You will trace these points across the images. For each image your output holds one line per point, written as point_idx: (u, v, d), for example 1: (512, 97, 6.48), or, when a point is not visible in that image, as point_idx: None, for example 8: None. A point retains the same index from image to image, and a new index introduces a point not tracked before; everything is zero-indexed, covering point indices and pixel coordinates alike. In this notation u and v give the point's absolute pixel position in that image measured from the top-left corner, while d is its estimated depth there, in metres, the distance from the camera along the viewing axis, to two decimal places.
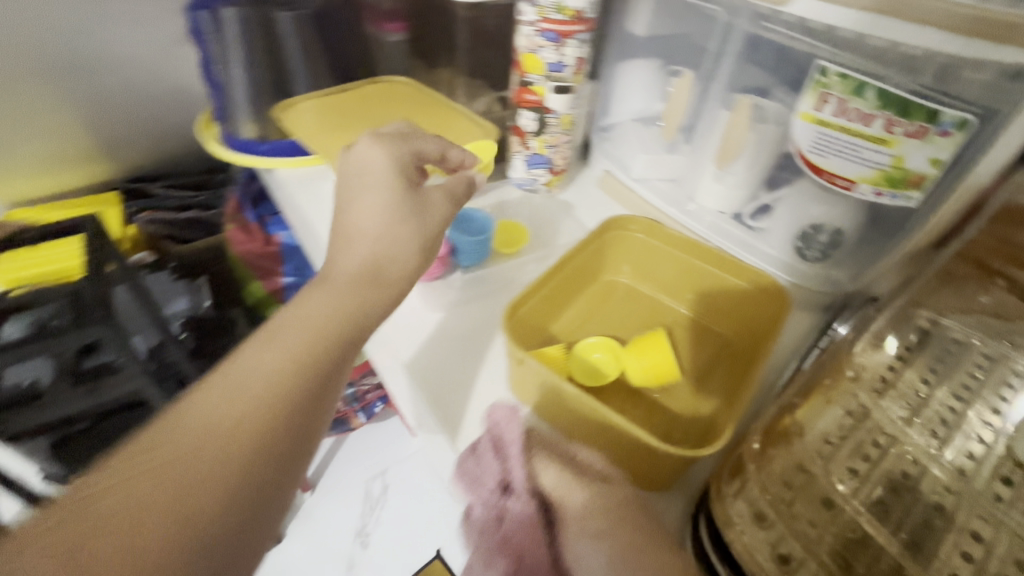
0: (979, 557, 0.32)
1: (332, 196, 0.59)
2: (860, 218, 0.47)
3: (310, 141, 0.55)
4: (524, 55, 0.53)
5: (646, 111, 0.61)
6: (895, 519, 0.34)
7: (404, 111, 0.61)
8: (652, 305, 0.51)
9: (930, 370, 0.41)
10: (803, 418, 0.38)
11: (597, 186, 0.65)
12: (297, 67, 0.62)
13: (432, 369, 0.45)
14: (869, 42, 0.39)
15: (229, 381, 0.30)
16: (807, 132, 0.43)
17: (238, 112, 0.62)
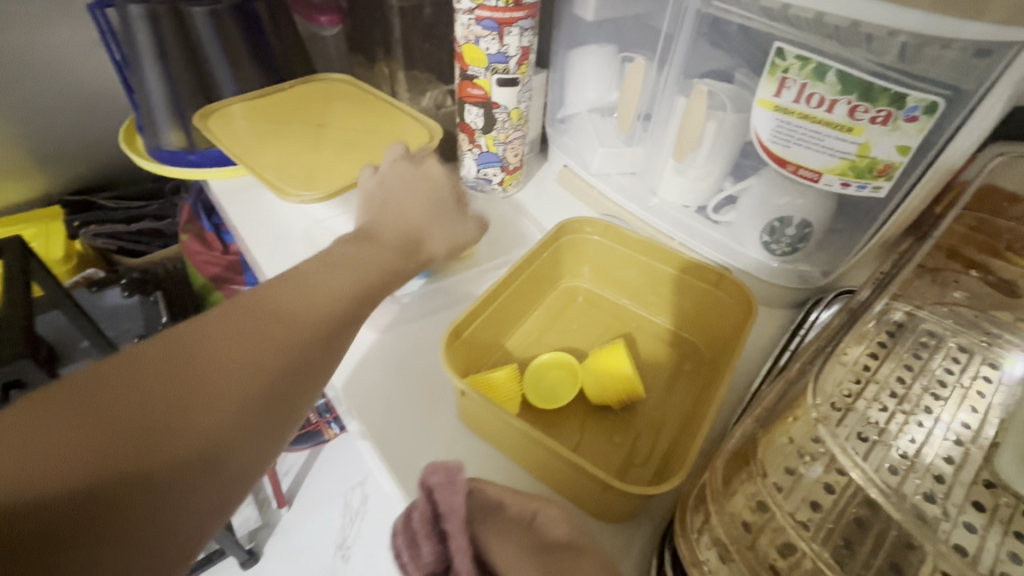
0: None
1: (269, 207, 0.55)
2: (829, 209, 0.44)
3: (235, 150, 0.50)
4: (463, 46, 0.48)
5: (602, 100, 0.57)
6: (869, 541, 0.31)
7: (342, 111, 0.56)
8: (615, 311, 0.47)
9: (905, 366, 0.40)
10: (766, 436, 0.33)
11: (557, 183, 0.62)
12: (220, 68, 0.56)
13: (377, 396, 0.41)
14: (829, 20, 0.35)
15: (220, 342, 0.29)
16: (767, 121, 0.39)
17: (160, 120, 0.57)
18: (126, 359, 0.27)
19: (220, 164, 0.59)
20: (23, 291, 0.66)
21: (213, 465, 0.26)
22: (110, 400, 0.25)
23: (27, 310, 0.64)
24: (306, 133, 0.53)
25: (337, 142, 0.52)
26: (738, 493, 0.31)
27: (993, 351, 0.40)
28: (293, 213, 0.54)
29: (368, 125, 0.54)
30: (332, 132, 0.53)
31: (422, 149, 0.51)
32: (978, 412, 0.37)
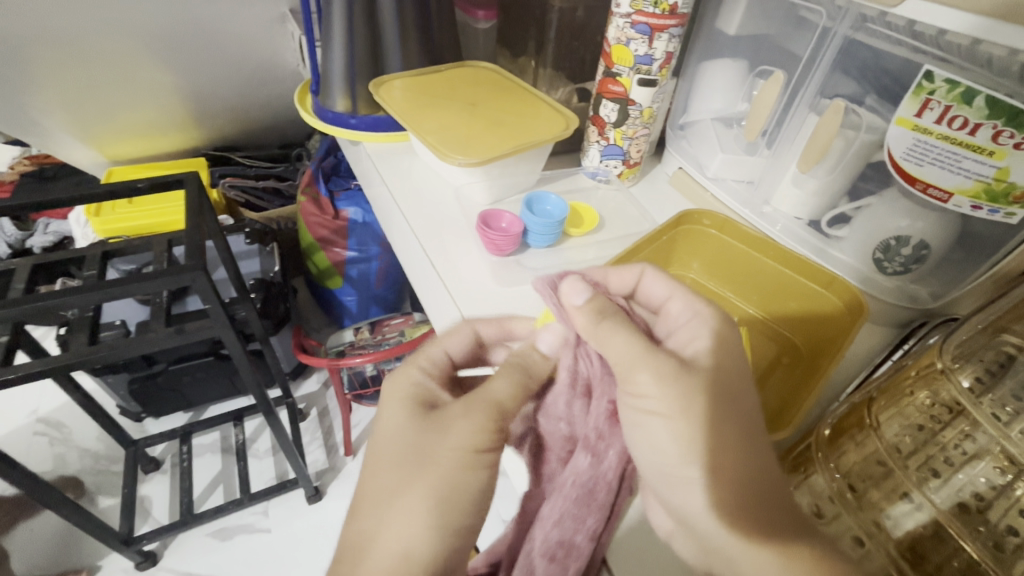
0: None
1: (413, 171, 0.63)
2: (951, 234, 0.44)
3: (402, 116, 0.58)
4: (613, 46, 0.54)
5: (727, 111, 0.60)
6: (977, 526, 0.33)
7: (488, 96, 0.63)
8: (719, 301, 0.51)
9: (1013, 398, 0.36)
10: (881, 418, 0.38)
11: (669, 184, 0.66)
12: (393, 45, 0.65)
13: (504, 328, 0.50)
14: (984, 49, 0.37)
15: (443, 444, 0.34)
16: (903, 139, 0.42)
17: (333, 86, 0.67)
18: (432, 447, 0.34)
19: (373, 130, 0.67)
20: (197, 216, 0.79)
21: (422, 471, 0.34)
22: (401, 535, 0.32)
23: (198, 232, 0.76)
24: (459, 110, 0.60)
25: (486, 120, 0.59)
26: (848, 467, 0.38)
27: None
28: (435, 179, 0.61)
29: (512, 109, 0.61)
30: (481, 111, 0.60)
31: (561, 134, 0.57)
32: None
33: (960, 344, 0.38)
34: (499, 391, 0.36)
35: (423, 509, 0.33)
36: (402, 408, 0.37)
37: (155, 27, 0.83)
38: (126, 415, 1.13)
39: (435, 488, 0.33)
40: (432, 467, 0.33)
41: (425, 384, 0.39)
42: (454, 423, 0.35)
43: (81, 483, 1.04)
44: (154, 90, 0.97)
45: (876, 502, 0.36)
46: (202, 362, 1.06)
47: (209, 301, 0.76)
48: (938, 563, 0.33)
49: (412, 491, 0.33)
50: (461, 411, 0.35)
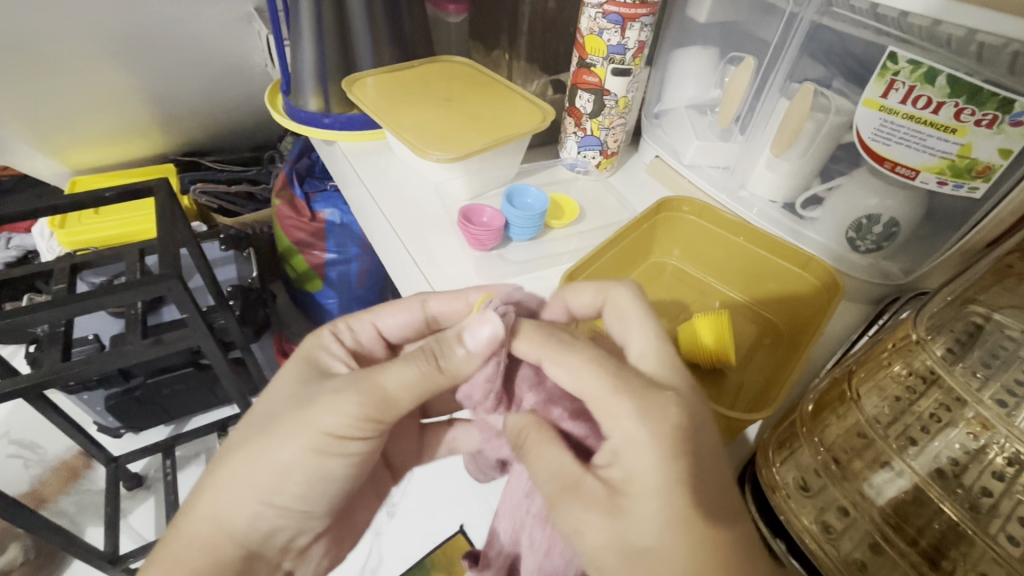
0: None
1: (391, 169, 0.62)
2: (919, 209, 0.46)
3: (377, 113, 0.57)
4: (586, 37, 0.54)
5: (702, 98, 0.61)
6: (955, 488, 0.35)
7: (463, 89, 0.63)
8: (701, 286, 0.52)
9: (981, 364, 0.38)
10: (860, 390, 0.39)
11: (646, 172, 0.67)
12: (364, 42, 0.64)
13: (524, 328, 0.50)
14: (944, 29, 0.38)
15: (293, 419, 0.36)
16: (870, 119, 0.43)
17: (305, 85, 0.65)
18: (281, 417, 0.37)
19: (348, 128, 0.66)
20: (169, 223, 0.77)
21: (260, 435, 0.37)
22: (231, 487, 0.37)
23: (171, 240, 0.74)
24: (434, 105, 0.60)
25: (463, 115, 0.59)
26: (831, 437, 0.39)
27: None
28: (414, 176, 0.61)
29: (487, 103, 0.61)
30: (457, 106, 0.60)
31: (538, 127, 0.57)
32: None
33: (936, 317, 0.40)
34: (395, 382, 0.36)
35: (257, 475, 0.37)
36: (296, 365, 0.40)
37: (114, 29, 0.82)
38: (104, 431, 1.10)
39: (269, 459, 0.36)
40: (278, 436, 0.36)
41: (332, 352, 0.41)
42: (326, 403, 0.36)
43: (60, 504, 1.01)
44: (117, 98, 0.94)
45: (859, 471, 0.37)
46: (182, 373, 1.04)
47: (186, 310, 0.74)
48: (919, 525, 0.34)
49: (252, 456, 0.37)
50: (334, 391, 0.36)
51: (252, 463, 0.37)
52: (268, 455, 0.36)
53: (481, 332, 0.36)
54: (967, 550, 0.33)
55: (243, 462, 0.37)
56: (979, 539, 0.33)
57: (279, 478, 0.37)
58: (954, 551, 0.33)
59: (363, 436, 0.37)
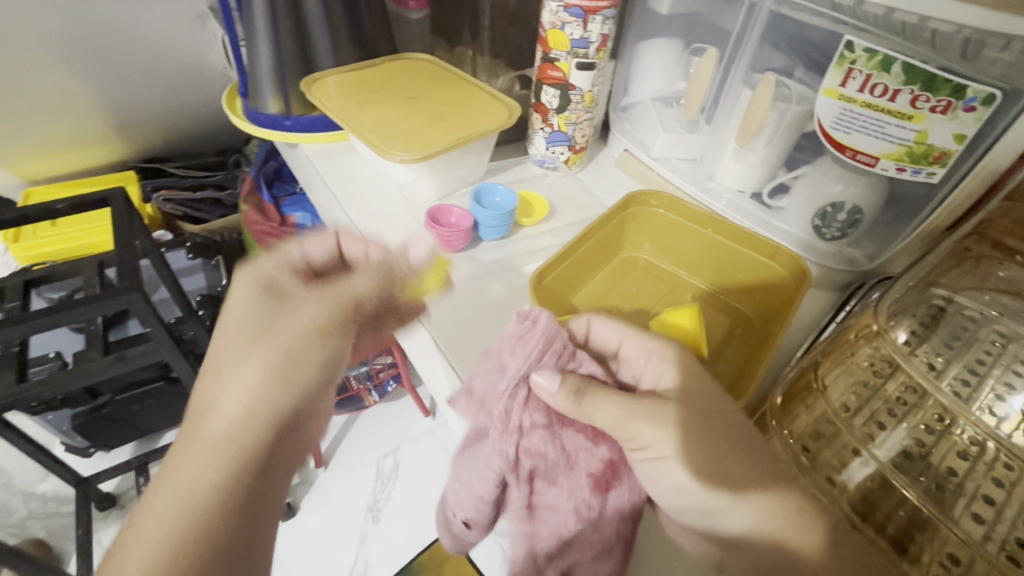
0: (988, 519, 0.33)
1: (356, 171, 0.61)
2: (880, 196, 0.47)
3: (338, 115, 0.56)
4: (549, 31, 0.53)
5: (666, 90, 0.61)
6: (922, 471, 0.35)
7: (426, 87, 0.62)
8: (672, 280, 0.52)
9: (944, 347, 0.42)
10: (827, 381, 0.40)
11: (615, 166, 0.67)
12: (322, 42, 0.62)
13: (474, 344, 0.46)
14: (898, 17, 0.38)
15: (283, 313, 0.38)
16: (831, 108, 0.43)
17: (263, 88, 0.63)
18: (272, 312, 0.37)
19: (310, 130, 0.65)
20: (127, 235, 0.74)
21: (259, 335, 0.36)
22: (225, 409, 0.34)
23: (131, 252, 0.71)
24: (397, 104, 0.58)
25: (426, 113, 0.57)
26: (798, 424, 0.39)
27: None
28: (379, 177, 0.59)
29: (452, 100, 0.60)
30: (420, 104, 0.59)
31: (504, 123, 0.56)
32: (1015, 388, 0.39)
33: (903, 300, 0.45)
34: (360, 285, 0.42)
35: (256, 375, 0.35)
36: (247, 289, 0.39)
37: (64, 24, 0.80)
38: (73, 452, 1.06)
39: (274, 352, 0.36)
40: (277, 330, 0.37)
41: (280, 275, 0.41)
42: (297, 301, 0.39)
43: (29, 531, 0.97)
44: (72, 106, 0.90)
45: (827, 459, 0.37)
46: (152, 388, 1.00)
47: (150, 323, 0.71)
48: (886, 511, 0.35)
49: (255, 350, 0.35)
50: (303, 301, 0.39)
51: (251, 354, 0.35)
52: (272, 345, 0.36)
53: (422, 251, 0.48)
54: (933, 535, 0.33)
55: (252, 363, 0.35)
56: (944, 523, 0.33)
57: (280, 367, 0.36)
58: (921, 536, 0.33)
59: (342, 334, 0.39)
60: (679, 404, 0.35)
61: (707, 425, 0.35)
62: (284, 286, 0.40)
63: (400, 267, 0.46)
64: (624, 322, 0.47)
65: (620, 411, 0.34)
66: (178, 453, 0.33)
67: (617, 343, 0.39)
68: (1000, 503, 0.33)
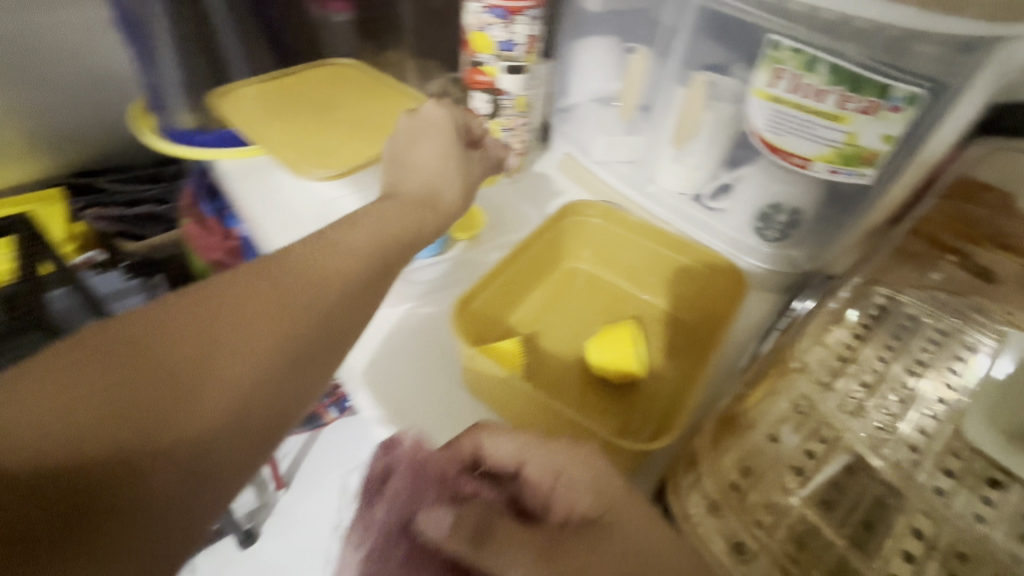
0: (917, 556, 0.33)
1: (278, 187, 0.56)
2: (817, 196, 0.46)
3: (252, 131, 0.52)
4: (472, 33, 0.50)
5: (602, 91, 0.58)
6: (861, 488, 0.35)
7: (352, 94, 0.58)
8: (613, 292, 0.50)
9: (886, 348, 0.43)
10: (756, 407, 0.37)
11: (557, 170, 0.63)
12: (232, 50, 0.57)
13: (403, 385, 0.43)
14: (822, 15, 0.38)
15: (373, 220, 0.39)
16: (762, 110, 0.42)
17: (172, 102, 0.58)
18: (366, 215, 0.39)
19: (227, 144, 0.59)
20: None
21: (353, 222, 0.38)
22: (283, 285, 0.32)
23: None
24: (318, 116, 0.55)
25: (348, 124, 0.54)
26: (746, 432, 0.36)
27: (970, 328, 0.43)
28: (302, 194, 0.55)
29: (378, 109, 0.56)
30: (343, 114, 0.55)
31: None
32: (951, 389, 0.41)
33: (852, 301, 0.44)
34: (443, 176, 0.43)
35: (344, 249, 0.35)
36: (424, 131, 0.45)
37: None
38: None
39: (360, 243, 0.36)
40: (391, 216, 0.39)
41: (457, 133, 0.46)
42: (430, 171, 0.43)
43: None
44: None
45: (756, 498, 0.34)
46: None
47: None
48: (818, 553, 0.32)
49: (346, 232, 0.36)
50: (435, 164, 0.44)
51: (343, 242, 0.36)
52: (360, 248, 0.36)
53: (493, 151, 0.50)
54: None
55: (352, 236, 0.36)
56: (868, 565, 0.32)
57: (366, 259, 0.35)
58: None
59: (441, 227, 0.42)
60: (600, 535, 0.26)
61: (621, 561, 0.26)
62: (446, 127, 0.46)
63: (475, 155, 0.48)
64: (564, 339, 0.46)
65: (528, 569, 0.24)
66: (234, 291, 0.31)
67: (517, 465, 0.30)
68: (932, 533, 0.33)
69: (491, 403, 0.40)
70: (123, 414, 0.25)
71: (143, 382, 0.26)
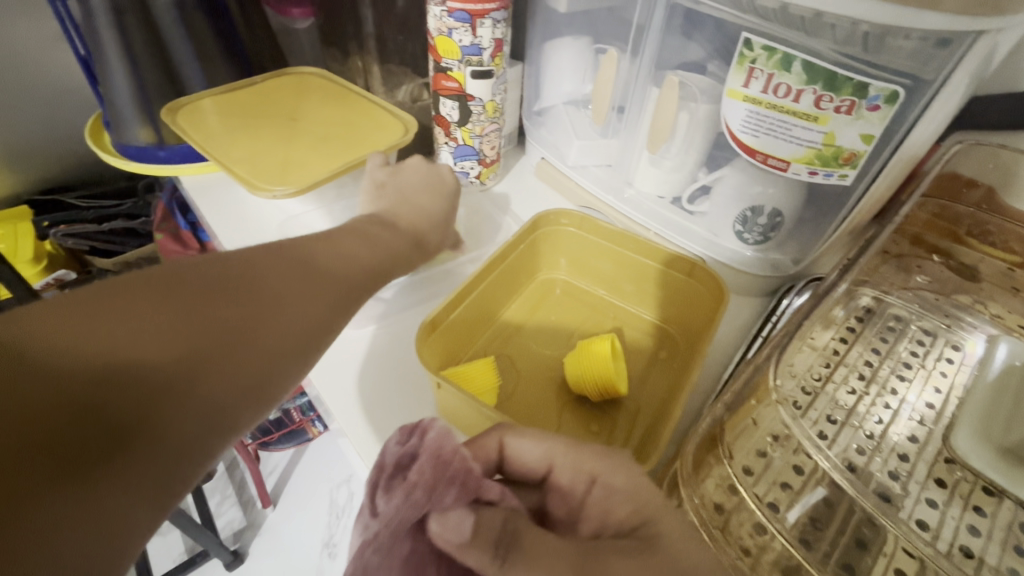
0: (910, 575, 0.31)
1: (242, 203, 0.54)
2: (797, 198, 0.44)
3: (208, 147, 0.50)
4: (436, 38, 0.48)
5: (578, 92, 0.57)
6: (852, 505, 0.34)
7: (316, 104, 0.56)
8: (593, 302, 0.48)
9: (872, 351, 0.42)
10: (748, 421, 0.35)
11: (534, 175, 0.63)
12: (187, 61, 0.55)
13: (364, 406, 0.41)
14: (795, 11, 0.36)
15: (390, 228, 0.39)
16: (737, 111, 0.40)
17: (127, 118, 0.55)
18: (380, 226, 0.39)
19: (191, 160, 0.58)
20: None
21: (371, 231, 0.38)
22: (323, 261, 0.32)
23: None
24: (279, 128, 0.52)
25: (310, 136, 0.52)
26: (738, 446, 0.35)
27: (954, 332, 0.44)
28: (267, 207, 0.53)
29: (343, 119, 0.54)
30: (304, 126, 0.53)
31: (400, 142, 0.51)
32: (939, 391, 0.41)
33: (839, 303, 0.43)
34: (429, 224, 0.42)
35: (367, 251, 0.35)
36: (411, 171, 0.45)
37: None
38: None
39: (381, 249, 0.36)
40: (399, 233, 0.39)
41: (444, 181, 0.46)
42: (421, 209, 0.42)
43: None
44: None
45: (743, 517, 0.33)
46: None
47: None
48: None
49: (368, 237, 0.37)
50: (431, 204, 0.43)
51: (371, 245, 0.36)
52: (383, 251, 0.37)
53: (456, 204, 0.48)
54: None
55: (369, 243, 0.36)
56: None
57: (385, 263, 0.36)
58: None
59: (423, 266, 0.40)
60: (637, 541, 0.27)
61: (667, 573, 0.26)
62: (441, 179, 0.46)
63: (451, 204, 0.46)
64: (541, 352, 0.44)
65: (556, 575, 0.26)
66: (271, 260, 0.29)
67: (544, 467, 0.31)
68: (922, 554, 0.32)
69: (456, 429, 0.38)
70: (190, 337, 0.24)
71: (207, 313, 0.25)
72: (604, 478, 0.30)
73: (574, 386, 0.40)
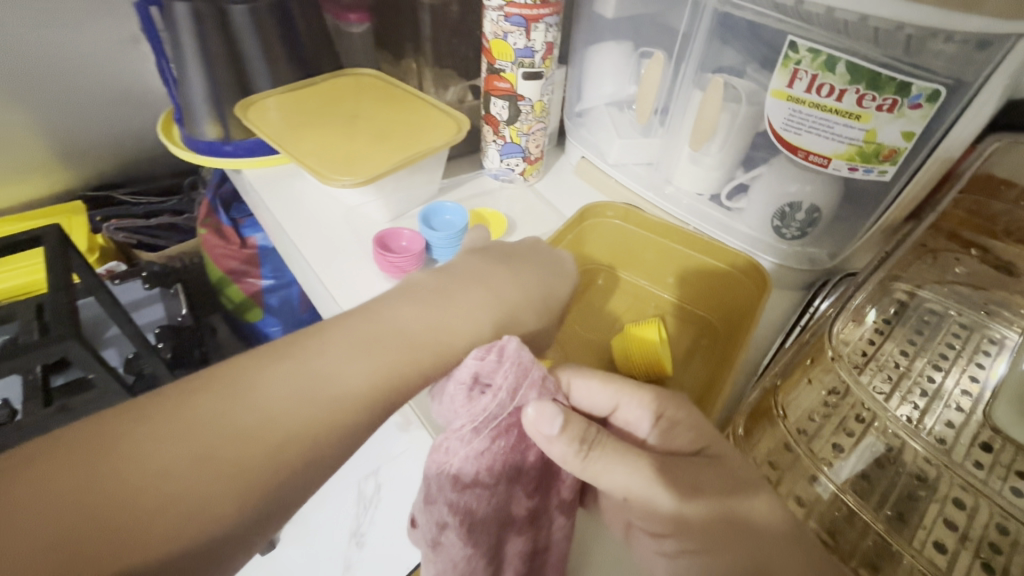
0: (950, 546, 0.34)
1: (303, 195, 0.57)
2: (836, 194, 0.46)
3: (277, 141, 0.53)
4: (492, 41, 0.51)
5: (618, 95, 0.60)
6: (890, 477, 0.37)
7: (371, 104, 0.59)
8: (636, 292, 0.50)
9: (908, 341, 0.44)
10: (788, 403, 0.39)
11: (574, 173, 0.65)
12: (256, 62, 0.59)
13: None
14: (839, 15, 0.38)
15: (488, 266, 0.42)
16: (780, 110, 0.42)
17: (198, 114, 0.60)
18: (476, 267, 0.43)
19: (254, 155, 0.62)
20: (61, 274, 0.66)
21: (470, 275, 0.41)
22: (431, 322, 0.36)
23: (66, 293, 0.64)
24: (339, 126, 0.56)
25: (369, 132, 0.55)
26: (789, 410, 0.39)
27: (994, 322, 0.45)
28: (326, 199, 0.57)
29: (398, 117, 0.58)
30: (363, 123, 0.56)
31: (453, 139, 0.54)
32: (978, 378, 0.43)
33: (875, 296, 0.45)
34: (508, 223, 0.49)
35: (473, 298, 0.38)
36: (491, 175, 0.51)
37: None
38: None
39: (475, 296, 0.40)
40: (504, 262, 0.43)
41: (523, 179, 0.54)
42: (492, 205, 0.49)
43: None
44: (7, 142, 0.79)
45: (791, 482, 0.36)
46: None
47: (93, 369, 0.65)
48: (852, 540, 0.34)
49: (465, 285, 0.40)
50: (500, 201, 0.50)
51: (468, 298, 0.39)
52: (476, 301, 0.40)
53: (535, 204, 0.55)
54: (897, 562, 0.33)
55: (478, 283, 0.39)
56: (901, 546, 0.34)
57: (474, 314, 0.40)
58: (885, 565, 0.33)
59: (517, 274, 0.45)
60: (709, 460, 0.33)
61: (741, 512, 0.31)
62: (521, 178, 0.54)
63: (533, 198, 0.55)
64: (587, 338, 0.47)
65: (646, 479, 0.32)
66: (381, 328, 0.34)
67: (612, 407, 0.36)
68: (961, 527, 0.35)
69: None
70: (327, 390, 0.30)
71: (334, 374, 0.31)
72: (670, 413, 0.35)
73: (624, 368, 0.43)
